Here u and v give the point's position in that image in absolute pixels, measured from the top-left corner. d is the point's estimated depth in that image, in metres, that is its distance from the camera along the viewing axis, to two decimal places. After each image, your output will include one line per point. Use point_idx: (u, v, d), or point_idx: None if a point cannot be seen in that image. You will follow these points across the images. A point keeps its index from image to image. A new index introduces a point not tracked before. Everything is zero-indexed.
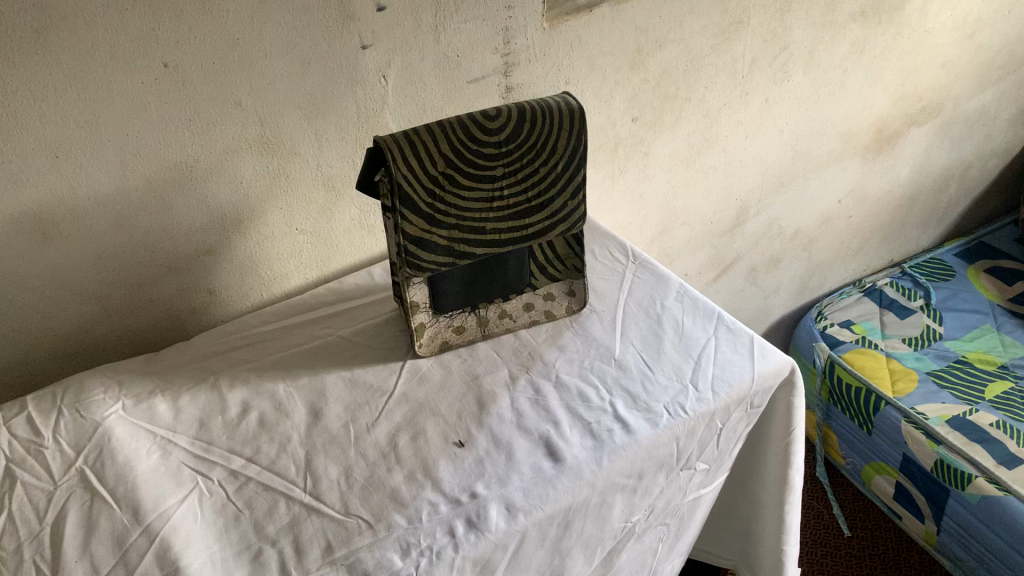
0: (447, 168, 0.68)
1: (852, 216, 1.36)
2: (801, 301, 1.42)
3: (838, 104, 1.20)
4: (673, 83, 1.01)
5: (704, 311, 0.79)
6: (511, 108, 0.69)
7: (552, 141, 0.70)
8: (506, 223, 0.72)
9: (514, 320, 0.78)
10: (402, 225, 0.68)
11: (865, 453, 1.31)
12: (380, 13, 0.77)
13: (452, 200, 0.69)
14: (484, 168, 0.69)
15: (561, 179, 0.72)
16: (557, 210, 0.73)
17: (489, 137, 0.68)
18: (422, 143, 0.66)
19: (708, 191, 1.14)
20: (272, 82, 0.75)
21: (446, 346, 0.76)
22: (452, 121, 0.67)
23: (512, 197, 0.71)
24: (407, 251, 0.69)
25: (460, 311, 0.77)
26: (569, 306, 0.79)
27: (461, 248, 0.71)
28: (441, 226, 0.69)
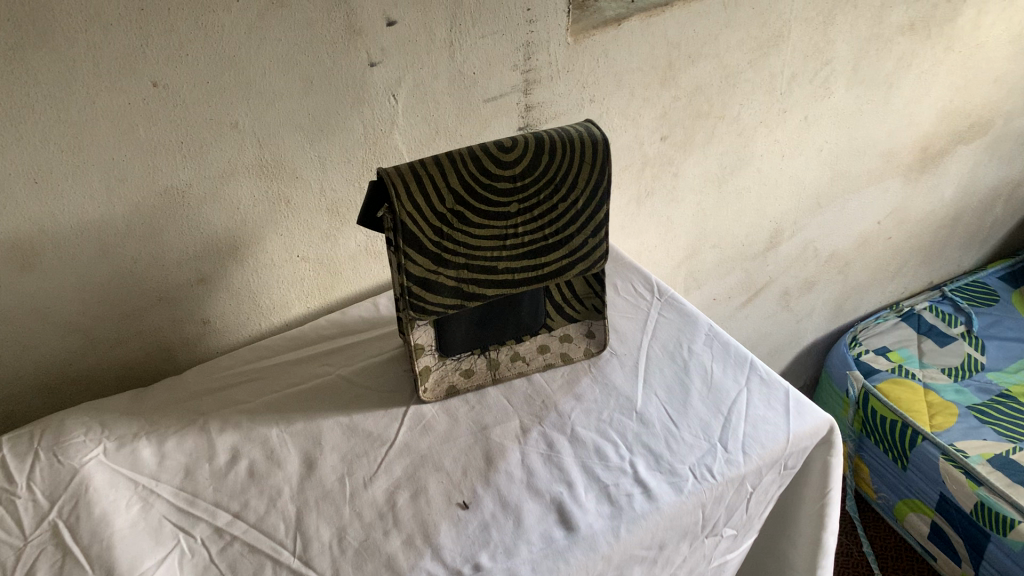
0: (456, 204, 0.62)
1: (891, 237, 1.29)
2: (834, 325, 1.35)
3: (881, 122, 1.12)
4: (706, 100, 0.94)
5: (735, 358, 0.73)
6: (528, 139, 0.63)
7: (573, 175, 0.64)
8: (519, 263, 0.66)
9: (528, 363, 0.72)
10: (406, 266, 0.62)
11: (900, 489, 1.24)
12: (390, 28, 0.71)
13: (462, 239, 0.63)
14: (497, 204, 0.63)
15: (582, 216, 0.66)
16: (577, 248, 0.67)
17: (503, 171, 0.62)
18: (429, 176, 0.61)
19: (740, 213, 1.08)
20: (271, 102, 0.69)
21: (453, 391, 0.70)
22: (463, 153, 0.61)
23: (527, 235, 0.65)
24: (412, 293, 0.63)
25: (469, 354, 0.71)
26: (588, 348, 0.73)
27: (470, 289, 0.65)
28: (449, 266, 0.63)
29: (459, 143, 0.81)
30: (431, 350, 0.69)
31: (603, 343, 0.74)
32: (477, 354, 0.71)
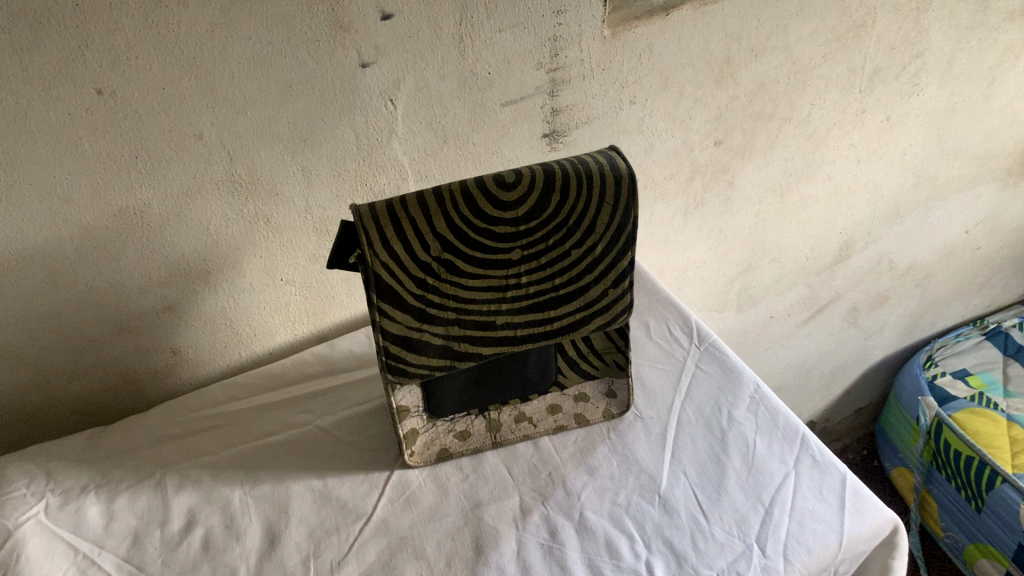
0: (444, 251, 0.51)
1: (980, 247, 1.14)
2: (907, 342, 1.21)
3: (978, 121, 0.97)
4: (771, 99, 0.81)
5: (784, 431, 0.61)
6: (536, 172, 0.52)
7: (589, 218, 0.53)
8: (522, 317, 0.55)
9: (535, 426, 0.62)
10: (383, 322, 0.52)
11: (971, 531, 1.10)
12: (385, 23, 0.59)
13: (451, 291, 0.52)
14: (494, 251, 0.52)
15: (600, 263, 0.54)
16: (594, 300, 0.56)
17: (501, 212, 0.51)
18: (410, 220, 0.50)
19: (806, 224, 0.94)
20: (243, 110, 0.59)
21: (444, 455, 0.60)
22: (453, 191, 0.50)
23: (531, 286, 0.54)
24: (390, 353, 0.53)
25: (464, 415, 0.61)
26: (608, 410, 0.62)
27: (462, 347, 0.54)
28: (435, 322, 0.53)
29: (472, 151, 0.70)
30: (419, 411, 0.60)
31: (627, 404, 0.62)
32: (474, 415, 0.61)
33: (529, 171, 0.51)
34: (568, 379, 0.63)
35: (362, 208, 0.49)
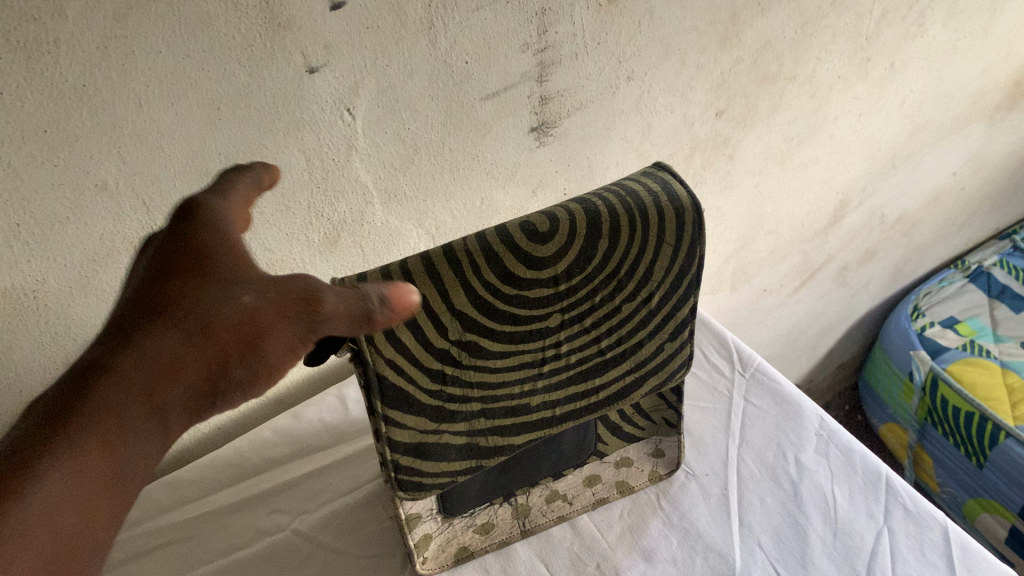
0: (466, 332, 0.41)
1: (965, 188, 1.07)
2: (889, 293, 1.14)
3: (976, 57, 0.87)
4: (777, 58, 0.69)
5: (863, 475, 0.51)
6: (577, 216, 0.42)
7: (643, 265, 0.44)
8: (561, 393, 0.46)
9: (571, 503, 0.51)
10: (390, 433, 0.41)
11: (971, 486, 1.03)
12: (336, 14, 0.45)
13: (475, 378, 0.42)
14: (529, 321, 0.42)
15: (656, 316, 0.47)
16: (646, 358, 0.48)
17: (538, 271, 0.41)
18: (420, 298, 0.39)
19: (804, 189, 0.84)
20: (157, 146, 0.44)
21: (464, 555, 0.48)
22: (474, 253, 0.40)
23: (573, 354, 0.45)
24: (401, 468, 0.42)
25: (486, 505, 0.50)
26: (654, 471, 0.52)
27: (491, 440, 0.45)
28: (456, 419, 0.43)
29: (449, 158, 0.56)
30: (432, 512, 0.48)
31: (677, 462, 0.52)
32: (498, 504, 0.50)
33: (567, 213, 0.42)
34: (609, 446, 0.53)
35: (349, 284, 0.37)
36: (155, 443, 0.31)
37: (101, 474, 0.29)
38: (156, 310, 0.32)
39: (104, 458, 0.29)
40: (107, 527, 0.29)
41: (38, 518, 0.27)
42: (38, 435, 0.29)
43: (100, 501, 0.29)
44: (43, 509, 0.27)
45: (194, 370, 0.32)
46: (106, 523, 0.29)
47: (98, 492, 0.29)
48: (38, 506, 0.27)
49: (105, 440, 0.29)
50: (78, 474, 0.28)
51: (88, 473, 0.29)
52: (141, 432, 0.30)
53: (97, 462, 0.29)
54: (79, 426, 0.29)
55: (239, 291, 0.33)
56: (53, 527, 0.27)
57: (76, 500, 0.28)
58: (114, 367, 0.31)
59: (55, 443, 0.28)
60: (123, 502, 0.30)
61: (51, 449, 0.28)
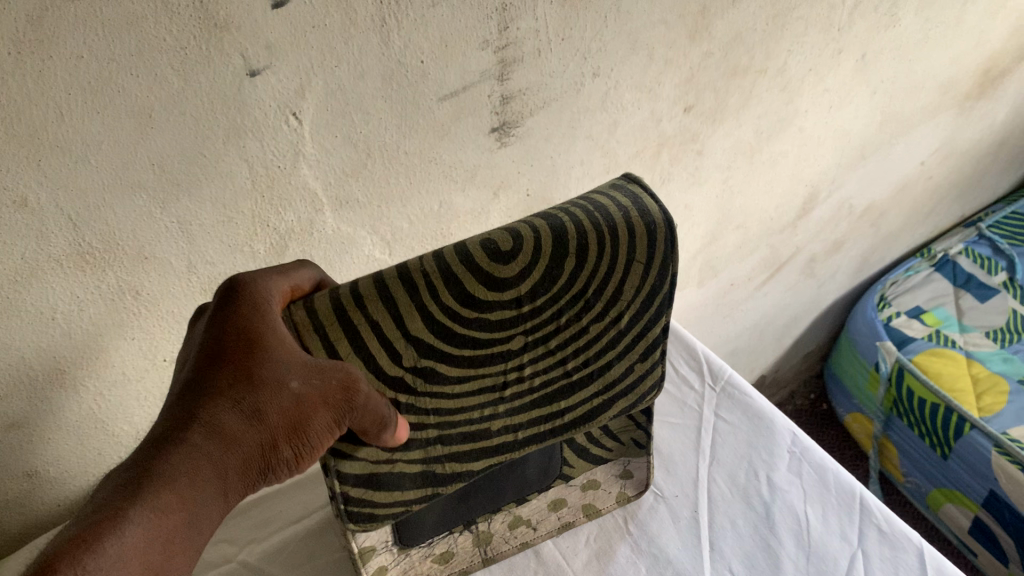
0: (422, 358, 0.41)
1: (932, 177, 1.05)
2: (855, 283, 1.13)
3: (947, 46, 0.86)
4: (748, 50, 0.66)
5: (837, 495, 0.49)
6: (540, 233, 0.42)
7: (611, 282, 0.44)
8: (525, 416, 0.45)
9: (536, 528, 0.49)
10: (340, 464, 0.40)
11: (934, 476, 1.03)
12: (278, 12, 0.41)
13: (433, 404, 0.42)
14: (490, 343, 0.42)
15: (626, 336, 0.46)
16: (616, 379, 0.47)
17: (499, 292, 0.42)
18: (372, 324, 0.39)
19: (773, 183, 0.82)
20: (83, 157, 0.40)
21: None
22: (432, 274, 0.40)
23: (537, 377, 0.45)
24: (351, 500, 0.41)
25: (446, 534, 0.47)
26: (623, 493, 0.50)
27: (448, 468, 0.43)
28: (411, 447, 0.42)
29: (404, 162, 0.53)
30: (387, 544, 0.45)
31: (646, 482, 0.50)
32: (458, 534, 0.47)
33: (530, 232, 0.42)
34: (575, 469, 0.49)
35: (295, 316, 0.39)
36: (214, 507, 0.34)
37: (175, 532, 0.32)
38: (217, 387, 0.34)
39: (180, 519, 0.32)
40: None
41: (125, 570, 0.29)
42: (122, 496, 0.31)
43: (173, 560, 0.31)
44: (131, 562, 0.30)
45: (247, 445, 0.35)
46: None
47: (171, 551, 0.31)
48: (125, 552, 0.30)
49: (182, 500, 0.32)
50: (161, 530, 0.31)
51: (166, 532, 0.31)
52: (207, 496, 0.33)
53: (173, 519, 0.32)
54: (162, 486, 0.32)
55: (286, 376, 0.35)
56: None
57: (154, 555, 0.31)
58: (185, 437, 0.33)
59: (143, 501, 0.31)
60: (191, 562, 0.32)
61: (141, 506, 0.31)
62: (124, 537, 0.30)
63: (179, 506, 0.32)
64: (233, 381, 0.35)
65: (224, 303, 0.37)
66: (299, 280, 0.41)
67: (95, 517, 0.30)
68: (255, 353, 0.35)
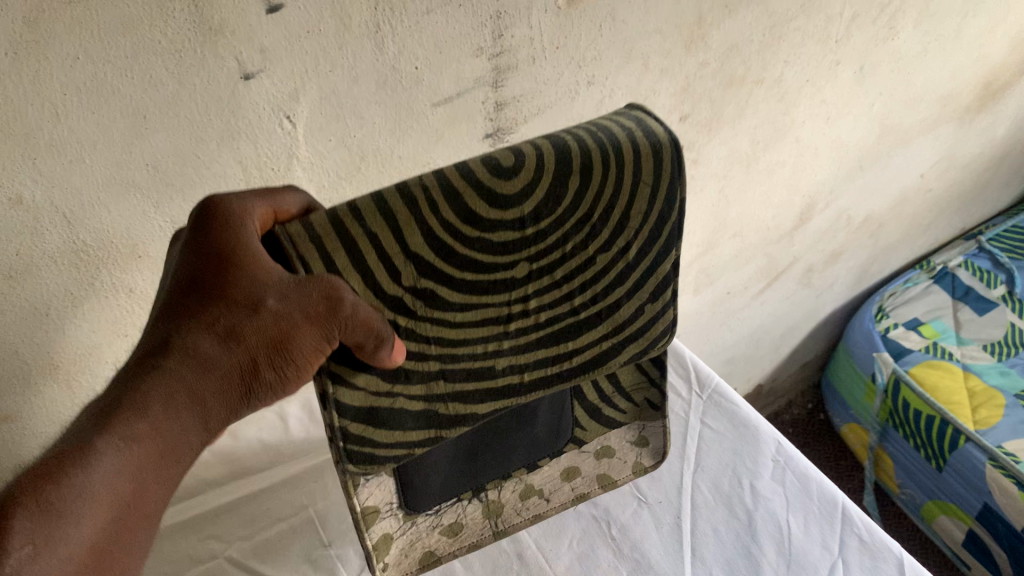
0: (421, 278, 0.39)
1: (932, 189, 1.05)
2: (854, 293, 1.13)
3: (946, 60, 0.86)
4: (744, 61, 0.67)
5: (819, 503, 0.50)
6: (544, 152, 0.40)
7: (619, 206, 0.42)
8: (531, 355, 0.44)
9: (548, 500, 0.49)
10: (337, 394, 0.39)
11: (929, 488, 1.03)
12: (273, 16, 0.42)
13: (433, 332, 0.40)
14: (492, 269, 0.41)
15: (633, 272, 0.45)
16: (625, 322, 0.46)
17: (502, 211, 0.39)
18: (369, 235, 0.37)
19: (770, 192, 0.83)
20: (78, 156, 0.41)
21: (431, 561, 0.46)
22: (430, 188, 0.38)
23: (542, 312, 0.43)
24: (350, 437, 0.40)
25: (454, 501, 0.47)
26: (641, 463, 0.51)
27: (452, 409, 0.42)
28: (411, 381, 0.41)
29: (398, 167, 0.54)
30: (392, 509, 0.44)
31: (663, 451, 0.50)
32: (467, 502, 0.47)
33: (532, 148, 0.40)
34: (587, 432, 0.50)
35: (296, 238, 0.36)
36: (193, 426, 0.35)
37: (147, 459, 0.33)
38: (192, 308, 0.35)
39: (152, 444, 0.33)
40: (154, 503, 0.33)
41: (95, 501, 0.31)
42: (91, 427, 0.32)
43: (146, 486, 0.33)
44: (101, 492, 0.31)
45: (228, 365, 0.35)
46: (149, 504, 0.33)
47: (144, 478, 0.33)
48: (93, 485, 0.31)
49: (152, 428, 0.33)
50: (130, 460, 0.32)
51: (137, 461, 0.32)
52: (181, 419, 0.34)
53: (142, 448, 0.33)
54: (132, 414, 0.33)
55: (263, 293, 0.35)
56: (106, 512, 0.31)
57: (123, 488, 0.32)
58: (157, 361, 0.34)
59: (111, 432, 0.32)
60: (168, 482, 0.34)
61: (108, 437, 0.32)
62: (94, 471, 0.31)
63: (148, 436, 0.33)
64: (207, 302, 0.35)
65: (199, 221, 0.36)
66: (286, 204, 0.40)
67: (66, 445, 0.31)
68: (227, 273, 0.35)
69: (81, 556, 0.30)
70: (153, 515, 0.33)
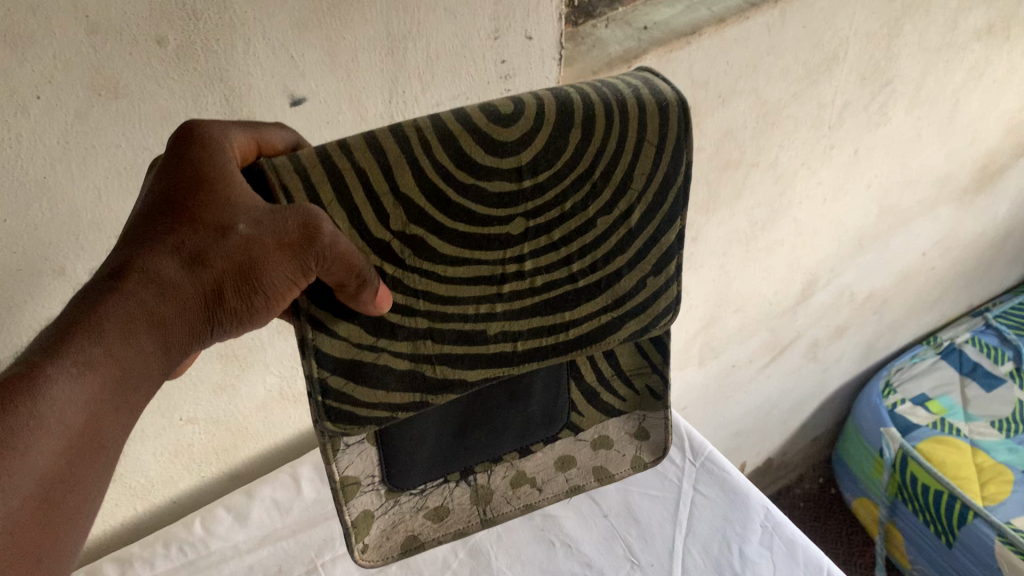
0: (409, 225, 0.38)
1: (936, 266, 1.08)
2: (862, 367, 1.15)
3: (940, 144, 0.90)
4: (738, 146, 0.71)
5: (806, 569, 0.52)
6: (545, 101, 0.39)
7: (622, 166, 0.42)
8: (525, 323, 0.43)
9: (540, 490, 0.51)
10: (318, 341, 0.39)
11: (940, 564, 1.02)
12: (296, 109, 0.46)
13: (422, 286, 0.40)
14: (486, 224, 0.40)
15: (638, 240, 0.44)
16: (625, 297, 0.46)
17: (497, 159, 0.39)
18: (358, 172, 0.36)
19: (770, 270, 0.86)
20: (116, 233, 0.45)
21: (412, 546, 0.48)
22: (425, 130, 0.37)
23: (538, 276, 0.43)
24: (329, 392, 0.40)
25: (441, 482, 0.49)
26: (639, 457, 0.53)
27: (439, 372, 0.42)
28: (397, 336, 0.40)
29: None
30: (374, 484, 0.46)
31: (660, 448, 0.52)
32: (453, 485, 0.49)
33: (534, 98, 0.39)
34: (584, 419, 0.51)
35: (281, 172, 0.36)
36: (153, 351, 0.35)
37: (100, 385, 0.33)
38: (159, 231, 0.35)
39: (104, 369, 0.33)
40: (110, 431, 0.33)
41: (43, 424, 0.30)
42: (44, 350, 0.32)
43: (96, 415, 0.32)
44: (49, 416, 0.31)
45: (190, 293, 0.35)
46: (105, 430, 0.33)
47: (100, 404, 0.33)
48: (40, 410, 0.30)
49: (106, 353, 0.33)
50: (82, 387, 0.32)
51: (86, 389, 0.32)
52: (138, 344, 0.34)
53: (96, 375, 0.32)
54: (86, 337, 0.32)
55: (233, 218, 0.35)
56: (53, 436, 0.31)
57: (72, 414, 0.31)
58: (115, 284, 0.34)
59: (62, 358, 0.32)
60: (126, 409, 0.34)
61: (59, 364, 0.31)
62: (43, 399, 0.30)
63: (102, 362, 0.33)
64: (174, 224, 0.35)
65: (178, 144, 0.36)
66: (271, 137, 0.40)
67: (15, 368, 0.31)
68: (196, 197, 0.35)
69: (30, 488, 0.30)
70: (107, 443, 0.33)
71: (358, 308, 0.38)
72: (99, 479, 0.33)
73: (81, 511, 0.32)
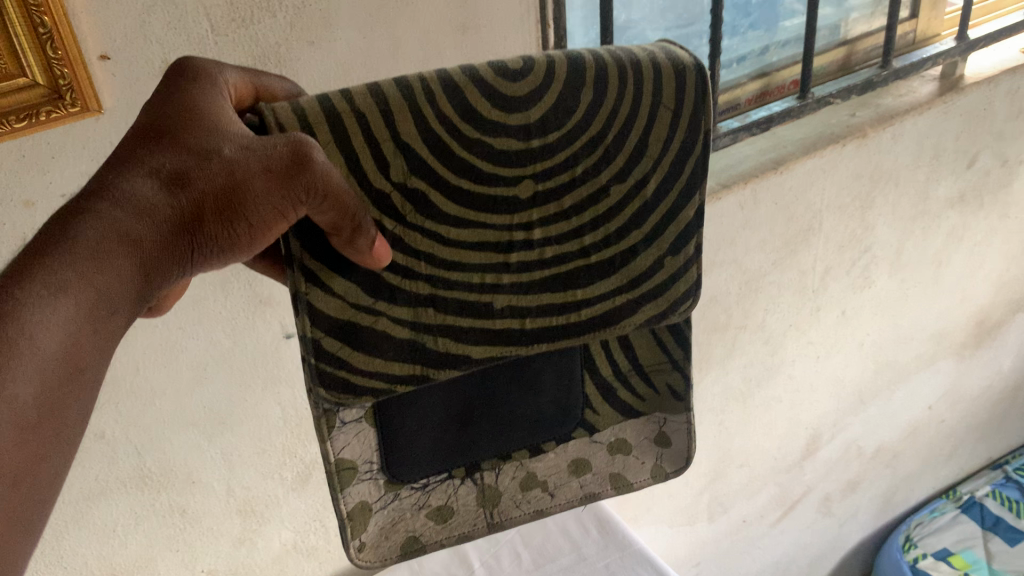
0: (412, 175, 0.40)
1: (945, 418, 1.10)
2: (881, 521, 1.16)
3: (931, 303, 0.95)
4: (724, 310, 0.77)
5: None
6: (554, 59, 0.42)
7: (635, 130, 0.44)
8: (534, 300, 0.45)
9: (552, 495, 0.53)
10: (312, 296, 0.41)
11: None
12: None
13: (425, 248, 0.42)
14: (494, 185, 0.42)
15: (654, 213, 0.46)
16: (642, 276, 0.48)
17: (504, 114, 0.41)
18: (357, 116, 0.38)
19: (771, 425, 0.90)
20: (150, 401, 0.51)
21: (413, 547, 0.50)
22: (431, 81, 0.40)
23: (549, 248, 0.45)
24: (323, 353, 0.42)
25: (445, 478, 0.50)
26: (659, 466, 0.55)
27: (442, 345, 0.44)
28: (397, 301, 0.43)
29: None
30: (373, 473, 0.48)
31: (683, 455, 0.54)
32: (457, 482, 0.50)
33: (544, 56, 0.42)
34: (598, 416, 0.53)
35: (277, 112, 0.38)
36: (132, 280, 0.35)
37: (75, 308, 0.33)
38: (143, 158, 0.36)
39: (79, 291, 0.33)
40: (86, 358, 0.33)
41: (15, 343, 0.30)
42: (17, 272, 0.32)
43: (70, 338, 0.33)
44: (19, 334, 0.31)
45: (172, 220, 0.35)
46: (80, 356, 0.33)
47: (74, 330, 0.33)
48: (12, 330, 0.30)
49: (80, 275, 0.33)
50: (53, 310, 0.32)
51: (58, 312, 0.32)
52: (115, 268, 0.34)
53: (69, 297, 0.33)
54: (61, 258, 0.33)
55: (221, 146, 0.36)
56: (24, 356, 0.31)
57: (44, 334, 0.32)
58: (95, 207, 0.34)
59: (33, 280, 0.32)
60: (103, 335, 0.34)
61: (30, 287, 0.32)
62: (14, 322, 0.31)
63: (76, 285, 0.33)
64: (154, 150, 0.36)
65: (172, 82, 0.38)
66: (270, 86, 0.42)
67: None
68: (182, 126, 0.36)
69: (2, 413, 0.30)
70: (84, 373, 0.33)
71: (356, 258, 0.40)
72: (77, 412, 0.33)
73: (57, 443, 0.32)
